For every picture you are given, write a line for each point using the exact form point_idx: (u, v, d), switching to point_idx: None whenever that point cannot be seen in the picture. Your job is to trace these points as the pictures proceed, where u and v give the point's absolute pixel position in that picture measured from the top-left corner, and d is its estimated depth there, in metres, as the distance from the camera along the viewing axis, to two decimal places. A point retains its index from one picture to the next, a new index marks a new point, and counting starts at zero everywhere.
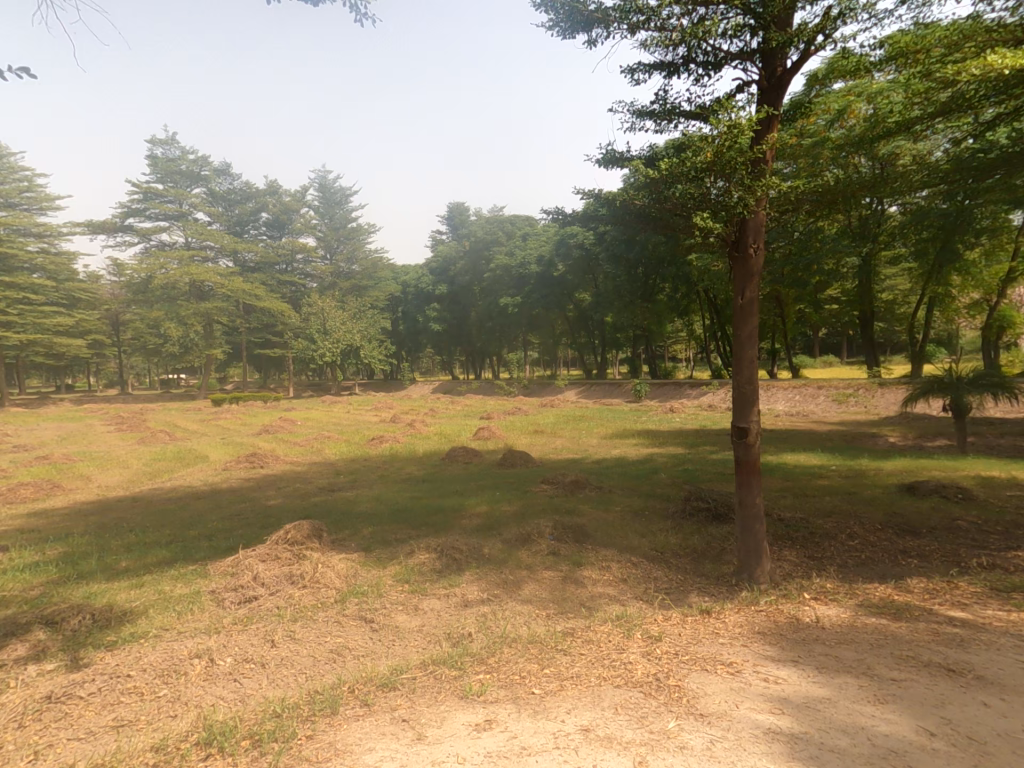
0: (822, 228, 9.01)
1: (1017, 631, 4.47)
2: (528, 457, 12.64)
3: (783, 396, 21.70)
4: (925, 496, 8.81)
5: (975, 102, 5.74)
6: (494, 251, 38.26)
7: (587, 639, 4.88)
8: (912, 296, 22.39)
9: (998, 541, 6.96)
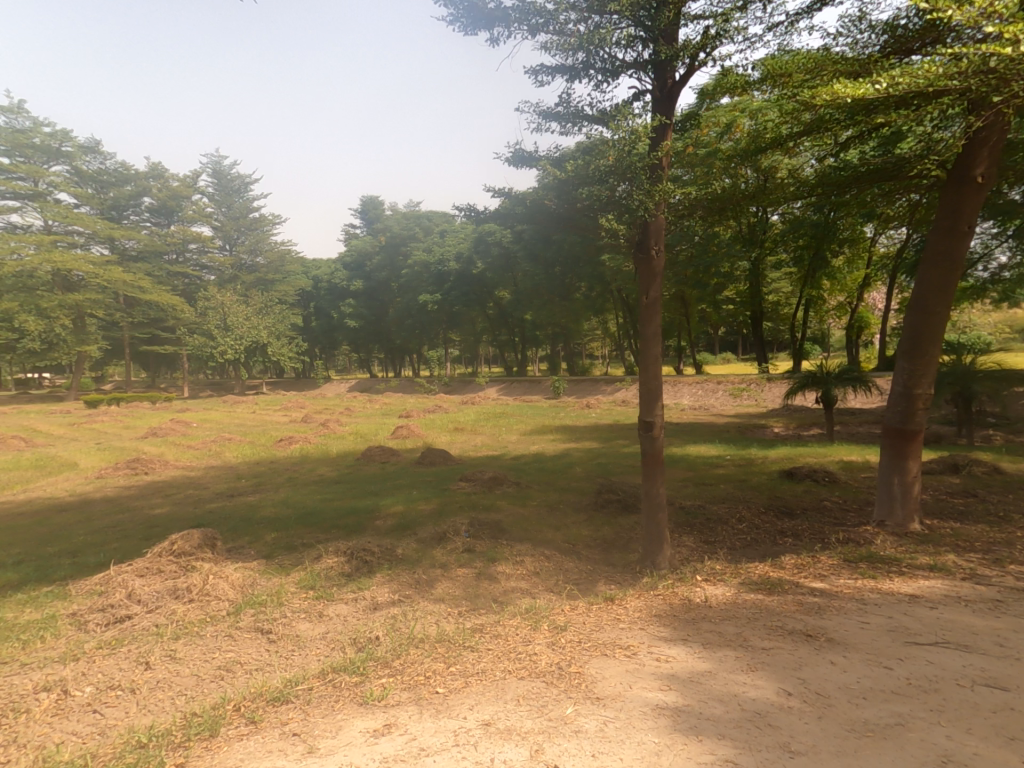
0: (717, 234, 9.63)
1: (862, 595, 5.05)
2: (447, 454, 12.57)
3: (689, 391, 23.09)
4: (800, 480, 9.72)
5: (834, 123, 6.34)
6: (412, 248, 37.75)
7: (494, 634, 4.91)
8: (793, 298, 24.56)
9: (854, 518, 7.82)
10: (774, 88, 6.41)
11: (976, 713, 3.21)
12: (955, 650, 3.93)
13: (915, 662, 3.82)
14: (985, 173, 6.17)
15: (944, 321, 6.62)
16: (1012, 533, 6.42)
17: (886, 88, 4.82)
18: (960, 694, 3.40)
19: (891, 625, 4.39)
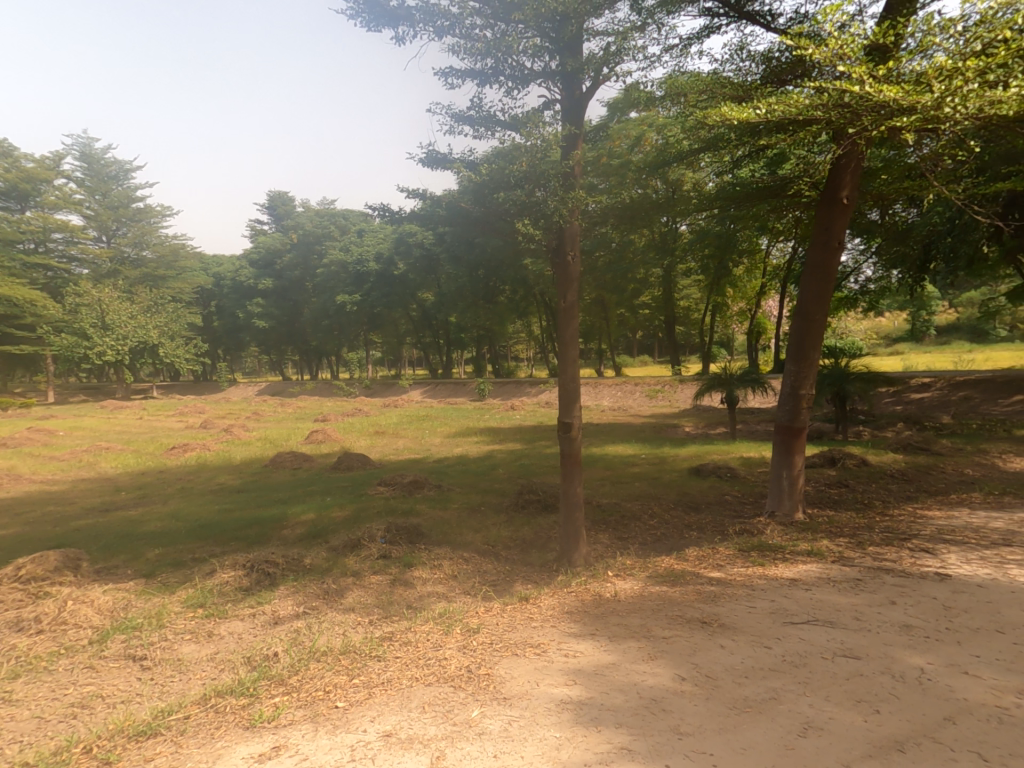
0: (630, 242, 10.04)
1: (751, 582, 5.44)
2: (366, 459, 12.20)
3: (609, 393, 23.90)
4: (706, 476, 10.33)
5: (728, 142, 6.81)
6: (328, 246, 36.47)
7: (406, 641, 4.79)
8: (701, 305, 26.16)
9: (750, 509, 8.43)
10: (677, 105, 6.76)
11: (837, 682, 3.54)
12: (823, 626, 4.33)
13: (790, 639, 4.16)
14: (849, 195, 6.81)
15: (823, 328, 7.27)
16: (876, 518, 7.19)
17: (764, 113, 5.26)
18: (823, 666, 3.74)
19: (772, 607, 4.77)
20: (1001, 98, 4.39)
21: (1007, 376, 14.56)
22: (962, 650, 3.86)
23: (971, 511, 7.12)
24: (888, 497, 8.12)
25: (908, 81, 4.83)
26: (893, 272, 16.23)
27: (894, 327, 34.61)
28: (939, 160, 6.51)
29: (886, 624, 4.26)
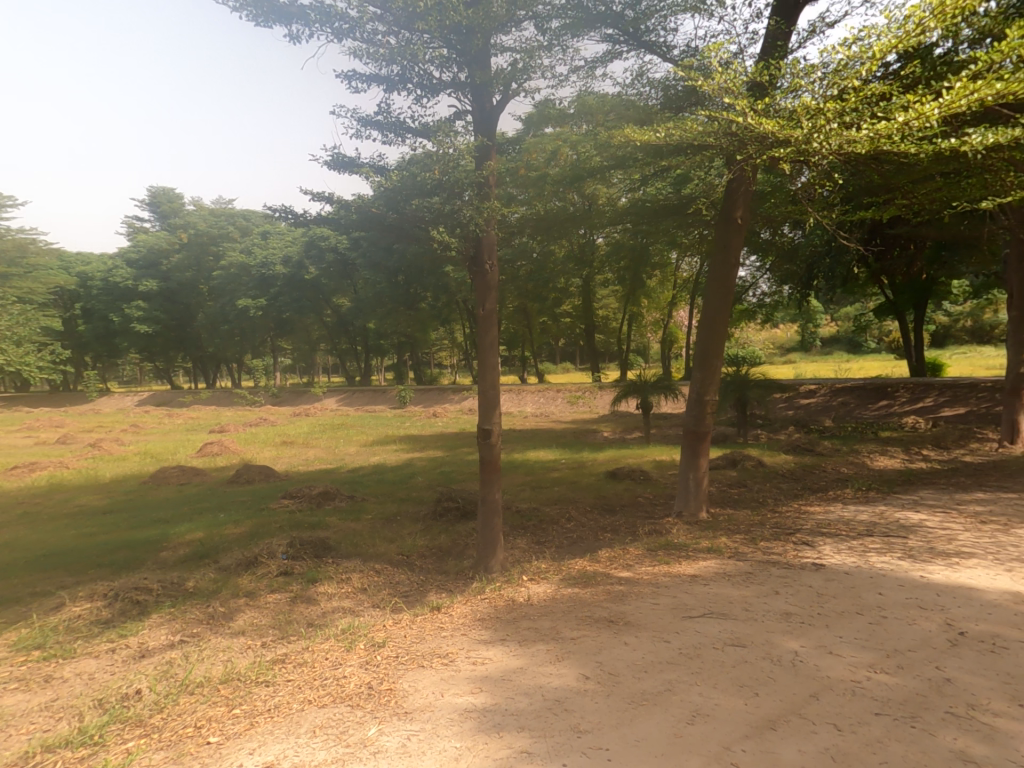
0: (548, 255, 10.26)
1: (656, 580, 5.71)
2: (270, 471, 11.58)
3: (532, 399, 24.26)
4: (621, 479, 10.74)
5: (637, 161, 7.15)
6: (229, 247, 34.49)
7: (299, 662, 4.59)
8: (618, 315, 27.28)
9: (660, 510, 8.85)
10: (590, 122, 7.09)
11: (725, 669, 3.79)
12: (716, 617, 4.62)
13: (687, 632, 4.40)
14: (742, 216, 7.36)
15: (724, 339, 7.76)
16: (767, 515, 7.81)
17: (663, 136, 5.65)
18: (714, 654, 4.00)
19: (674, 603, 5.02)
20: (857, 138, 4.97)
21: (878, 382, 16.34)
22: (830, 633, 4.26)
23: (846, 505, 7.91)
24: (778, 495, 8.84)
25: (785, 116, 5.32)
26: (783, 288, 17.85)
27: (787, 336, 37.86)
28: (817, 189, 7.21)
29: (770, 612, 4.61)
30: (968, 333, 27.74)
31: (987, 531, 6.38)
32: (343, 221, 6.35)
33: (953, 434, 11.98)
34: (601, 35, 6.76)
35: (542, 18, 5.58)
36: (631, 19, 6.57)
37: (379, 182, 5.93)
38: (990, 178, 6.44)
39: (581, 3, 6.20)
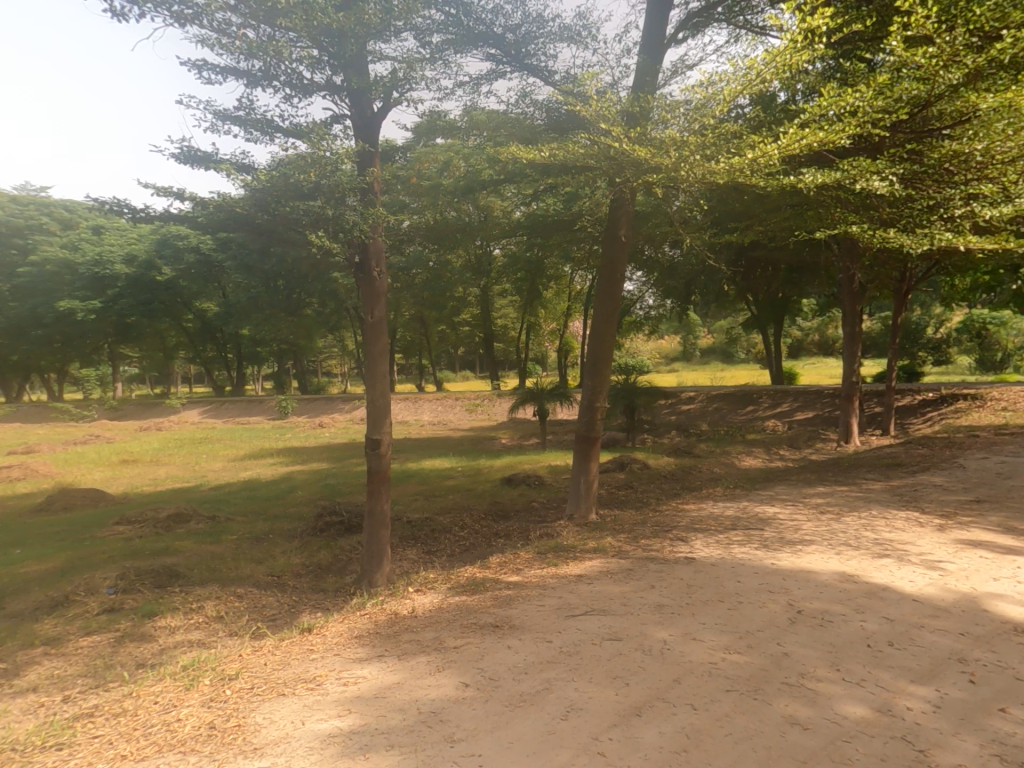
0: (447, 266, 10.17)
1: (543, 582, 5.87)
2: (96, 495, 10.52)
3: (430, 407, 24.03)
4: (516, 485, 10.93)
5: (528, 175, 7.37)
6: (42, 241, 29.60)
7: (108, 715, 4.07)
8: (516, 324, 27.91)
9: (552, 513, 9.14)
10: (481, 134, 7.25)
11: (601, 662, 3.99)
12: (597, 614, 4.83)
13: (568, 630, 4.56)
14: (627, 235, 7.80)
15: (612, 348, 8.15)
16: (648, 514, 8.35)
17: (550, 155, 5.93)
18: (591, 650, 4.18)
19: (558, 604, 5.19)
20: (716, 169, 5.51)
21: (745, 389, 18.16)
22: (695, 619, 4.61)
23: (715, 502, 8.68)
24: (658, 495, 9.49)
25: (657, 143, 5.73)
26: (667, 302, 19.28)
27: (672, 347, 40.84)
28: (691, 211, 7.81)
29: (645, 605, 4.92)
30: (816, 346, 31.71)
31: (825, 520, 7.31)
32: (207, 219, 5.83)
33: (803, 435, 13.61)
34: (484, 54, 6.99)
35: (421, 29, 5.65)
36: (510, 42, 6.86)
37: (247, 181, 5.59)
38: (822, 211, 7.46)
39: (463, 20, 6.34)
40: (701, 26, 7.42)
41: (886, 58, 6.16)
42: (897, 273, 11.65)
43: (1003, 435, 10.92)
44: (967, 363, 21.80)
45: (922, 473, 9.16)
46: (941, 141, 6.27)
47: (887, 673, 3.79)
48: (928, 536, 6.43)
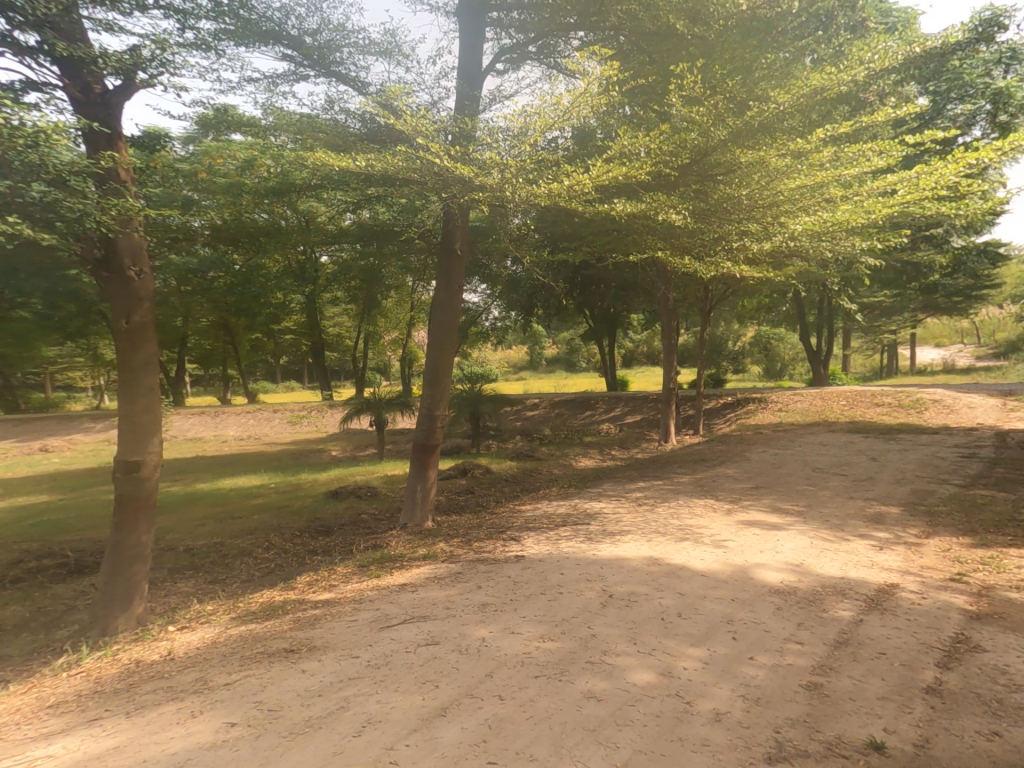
0: (264, 270, 9.44)
1: (360, 596, 5.74)
2: None
3: (236, 422, 22.37)
4: (343, 498, 10.58)
5: (350, 184, 7.29)
6: None
7: None
8: (352, 332, 27.16)
9: (384, 524, 9.00)
10: (292, 136, 7.15)
11: (411, 671, 4.02)
12: (416, 621, 4.88)
13: (382, 642, 4.53)
14: (462, 248, 8.07)
15: (451, 358, 8.31)
16: (486, 517, 8.65)
17: (362, 165, 5.97)
18: (404, 658, 4.20)
19: (373, 616, 5.11)
20: (538, 192, 6.03)
21: (584, 396, 19.87)
22: (515, 614, 4.91)
23: (549, 501, 9.28)
24: (498, 498, 9.89)
25: (479, 163, 6.07)
26: (511, 314, 20.28)
27: (518, 356, 42.88)
28: (526, 229, 8.43)
29: (468, 607, 5.10)
30: (643, 356, 35.61)
31: (641, 511, 8.22)
32: None
33: (631, 437, 15.14)
34: (281, 53, 7.11)
35: (181, 12, 5.57)
36: (309, 47, 7.06)
37: None
38: (640, 239, 8.39)
39: (252, 19, 6.32)
40: (519, 61, 8.19)
41: (674, 113, 7.27)
42: (701, 294, 13.49)
43: (779, 431, 13.25)
44: (757, 372, 26.06)
45: (719, 466, 10.73)
46: (719, 186, 7.47)
47: (672, 640, 4.38)
48: (718, 519, 7.57)
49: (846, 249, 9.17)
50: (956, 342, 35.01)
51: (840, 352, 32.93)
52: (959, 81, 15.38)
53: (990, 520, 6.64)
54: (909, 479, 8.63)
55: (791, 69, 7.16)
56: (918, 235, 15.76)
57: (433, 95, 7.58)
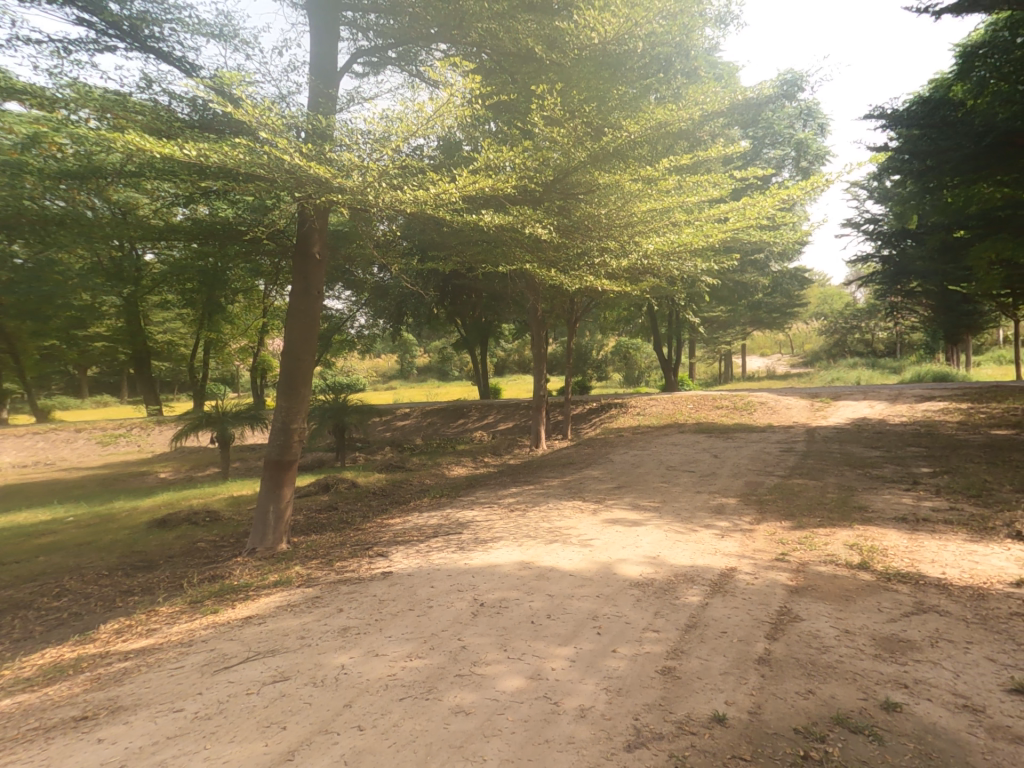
0: (63, 265, 7.81)
1: (189, 638, 5.05)
2: None
3: (14, 445, 18.88)
4: (174, 527, 9.35)
5: (182, 176, 6.53)
6: None
7: None
8: (188, 339, 24.47)
9: (226, 551, 8.08)
10: (101, 117, 6.16)
11: (252, 715, 3.61)
12: (263, 657, 4.42)
13: (218, 686, 4.02)
14: (321, 253, 7.61)
15: (311, 366, 7.78)
16: (350, 534, 8.18)
17: (194, 155, 5.28)
18: (244, 702, 3.76)
19: (206, 659, 4.52)
20: (402, 198, 6.01)
21: (457, 406, 20.02)
22: (380, 635, 4.67)
23: (420, 513, 9.05)
24: (365, 513, 9.43)
25: (337, 164, 5.87)
26: (379, 322, 19.78)
27: (387, 365, 41.99)
28: (392, 236, 8.26)
29: (326, 634, 4.74)
30: (515, 364, 36.90)
31: (513, 517, 8.35)
32: None
33: (504, 444, 15.40)
34: (75, 15, 6.22)
35: None
36: (115, 15, 6.21)
37: None
38: (509, 251, 8.56)
39: None
40: (379, 65, 8.17)
41: (537, 132, 7.65)
42: (568, 306, 14.20)
43: (637, 433, 14.34)
44: (618, 379, 28.09)
45: (586, 468, 11.30)
46: (581, 204, 7.86)
47: (541, 642, 4.45)
48: (584, 520, 7.93)
49: (689, 268, 10.33)
50: (775, 351, 40.91)
51: (688, 362, 36.97)
52: (772, 130, 17.90)
53: (805, 504, 7.79)
54: (743, 473, 9.80)
55: (640, 103, 7.81)
56: (745, 258, 18.13)
57: (281, 88, 7.17)
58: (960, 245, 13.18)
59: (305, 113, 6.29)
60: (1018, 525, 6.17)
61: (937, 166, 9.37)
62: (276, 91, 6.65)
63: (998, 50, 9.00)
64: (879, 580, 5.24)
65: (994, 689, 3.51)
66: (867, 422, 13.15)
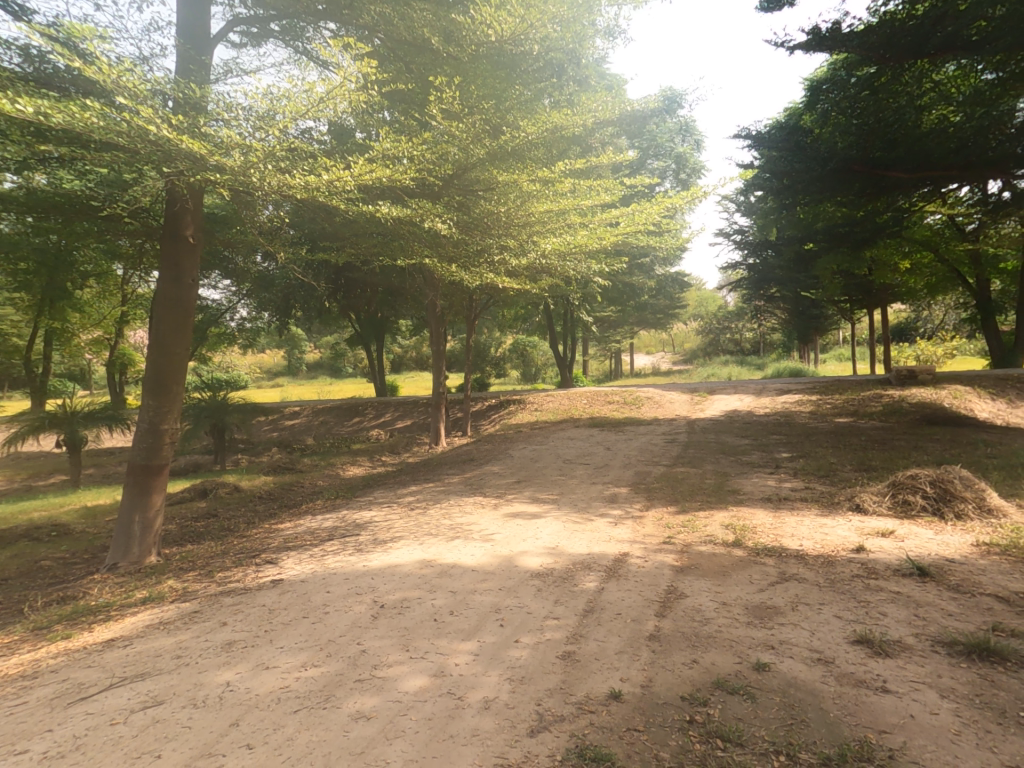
0: None
1: (34, 669, 4.34)
2: None
3: None
4: (10, 544, 8.02)
5: (13, 138, 5.55)
6: None
7: None
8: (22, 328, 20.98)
9: (78, 570, 7.06)
10: None
11: (118, 746, 3.19)
12: (130, 682, 3.91)
13: (73, 720, 3.49)
14: (194, 236, 6.89)
15: (183, 362, 7.01)
16: (232, 543, 7.50)
17: (31, 113, 4.48)
18: (107, 734, 3.30)
19: (56, 692, 3.90)
20: (290, 182, 5.62)
21: (352, 404, 19.24)
22: (271, 646, 4.32)
23: (312, 516, 8.55)
24: (249, 518, 8.72)
25: (214, 141, 5.37)
26: (262, 314, 18.38)
27: (272, 362, 39.30)
28: (278, 222, 7.69)
29: (208, 650, 4.30)
30: (413, 361, 36.32)
31: (412, 515, 8.19)
32: None
33: (402, 442, 15.06)
34: None
35: None
36: None
37: None
38: (406, 244, 8.35)
39: None
40: (260, 36, 7.56)
41: (435, 125, 7.50)
42: (467, 304, 14.15)
43: (535, 428, 14.72)
44: (516, 376, 28.58)
45: (486, 464, 11.34)
46: (480, 201, 7.87)
47: (444, 638, 4.39)
48: (485, 514, 7.95)
49: (584, 269, 10.78)
50: (659, 350, 43.99)
51: (581, 359, 38.56)
52: (655, 142, 19.22)
53: (688, 491, 8.44)
54: (633, 463, 10.40)
55: (535, 106, 7.96)
56: (633, 261, 19.31)
57: (142, 49, 6.38)
58: (809, 256, 15.02)
59: (172, 79, 5.66)
60: (857, 498, 7.16)
61: (792, 185, 10.36)
62: (135, 51, 5.91)
63: (837, 88, 10.49)
64: (751, 555, 5.81)
65: (841, 642, 4.02)
66: (737, 414, 14.57)
